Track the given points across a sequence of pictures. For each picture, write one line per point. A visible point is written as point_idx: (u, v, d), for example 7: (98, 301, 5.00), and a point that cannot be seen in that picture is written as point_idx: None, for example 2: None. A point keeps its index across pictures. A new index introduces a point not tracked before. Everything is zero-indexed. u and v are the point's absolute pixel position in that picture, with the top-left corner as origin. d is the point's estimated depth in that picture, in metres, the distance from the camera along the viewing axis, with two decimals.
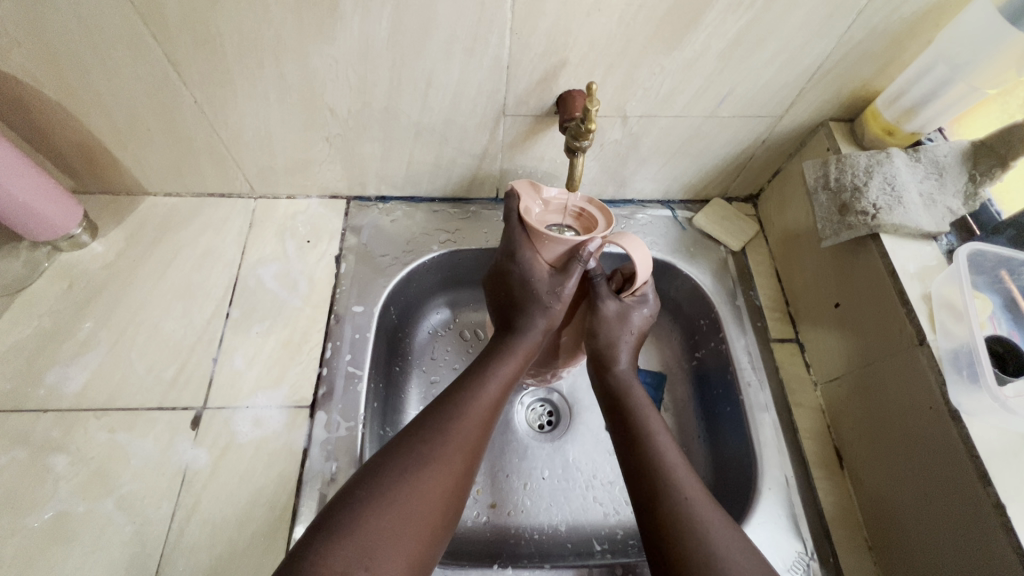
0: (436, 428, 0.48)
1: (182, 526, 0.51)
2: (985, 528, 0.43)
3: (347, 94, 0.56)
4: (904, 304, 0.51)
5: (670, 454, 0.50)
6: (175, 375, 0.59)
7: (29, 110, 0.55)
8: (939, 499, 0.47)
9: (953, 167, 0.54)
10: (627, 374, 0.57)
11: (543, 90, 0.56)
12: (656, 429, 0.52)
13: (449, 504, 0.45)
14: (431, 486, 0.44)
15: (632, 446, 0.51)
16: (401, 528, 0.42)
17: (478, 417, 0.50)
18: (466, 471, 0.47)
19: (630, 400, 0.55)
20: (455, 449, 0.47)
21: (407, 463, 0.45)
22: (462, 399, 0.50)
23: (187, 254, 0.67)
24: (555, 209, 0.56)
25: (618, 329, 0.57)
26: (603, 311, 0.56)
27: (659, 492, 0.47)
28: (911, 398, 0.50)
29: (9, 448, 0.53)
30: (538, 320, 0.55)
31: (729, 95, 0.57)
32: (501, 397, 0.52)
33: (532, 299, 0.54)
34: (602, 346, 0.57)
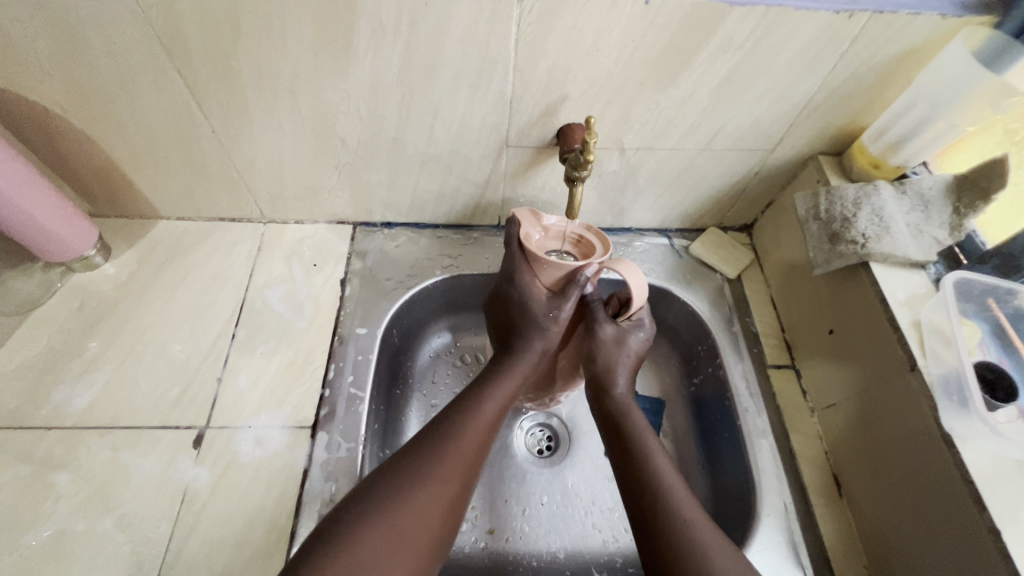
0: (433, 445, 0.48)
1: (180, 546, 0.51)
2: (982, 557, 0.43)
3: (357, 126, 0.58)
4: (895, 331, 0.52)
5: (668, 477, 0.50)
6: (180, 394, 0.60)
7: (52, 137, 0.58)
8: (936, 528, 0.47)
9: (937, 200, 0.56)
10: (626, 399, 0.58)
11: (544, 123, 0.58)
12: (655, 453, 0.52)
13: (447, 521, 0.46)
14: (428, 504, 0.45)
15: (631, 469, 0.51)
16: (400, 543, 0.42)
17: (476, 436, 0.50)
18: (464, 489, 0.48)
19: (628, 423, 0.55)
20: (453, 468, 0.47)
21: (407, 481, 0.45)
22: (460, 418, 0.51)
23: (196, 276, 0.69)
24: (554, 235, 0.59)
25: (616, 351, 0.57)
26: (600, 335, 0.57)
27: (657, 516, 0.47)
28: (905, 424, 0.50)
29: (12, 465, 0.54)
30: (536, 343, 0.56)
31: (722, 129, 0.60)
32: (499, 417, 0.53)
33: (529, 323, 0.56)
34: (601, 369, 0.57)
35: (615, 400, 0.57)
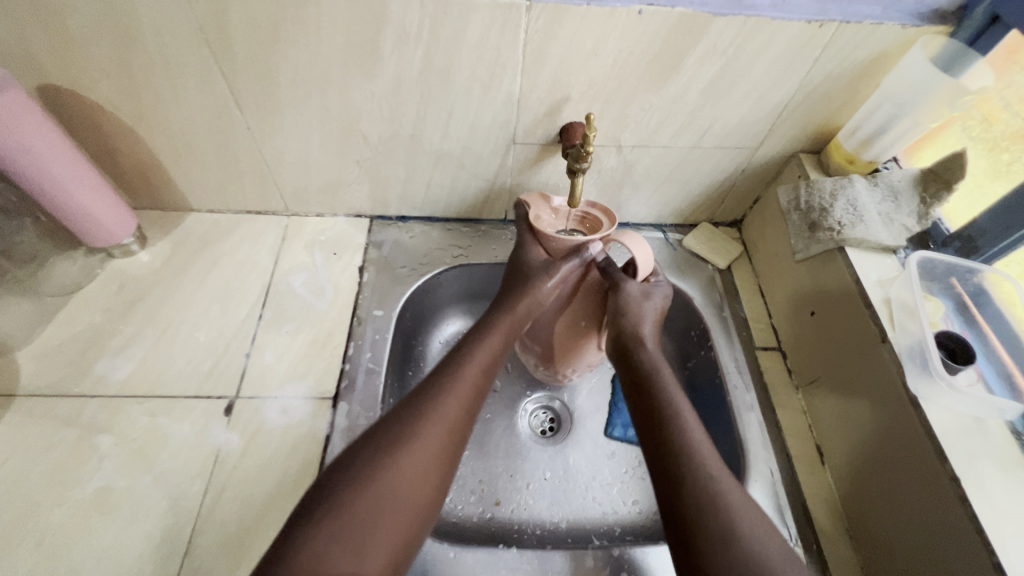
0: (420, 404, 0.50)
1: (213, 502, 0.56)
2: (948, 509, 0.47)
3: (379, 123, 0.64)
4: (867, 306, 0.57)
5: (695, 432, 0.49)
6: (211, 368, 0.65)
7: (102, 132, 0.64)
8: (905, 482, 0.52)
9: (906, 191, 0.62)
10: (655, 356, 0.56)
11: (548, 122, 0.64)
12: (685, 412, 0.51)
13: (434, 477, 0.47)
14: (405, 470, 0.45)
15: (657, 423, 0.50)
16: (387, 507, 0.43)
17: (457, 401, 0.50)
18: (452, 445, 0.49)
19: (658, 380, 0.54)
20: (440, 427, 0.48)
21: (395, 444, 0.46)
22: (448, 378, 0.52)
23: (225, 262, 0.74)
24: (564, 216, 0.64)
25: (641, 307, 0.57)
26: (624, 290, 0.57)
27: (679, 471, 0.46)
28: (878, 389, 0.55)
29: (59, 428, 0.59)
30: (522, 300, 0.58)
31: (710, 128, 0.66)
32: (486, 373, 0.54)
33: (521, 280, 0.59)
34: (629, 326, 0.57)
35: (647, 355, 0.55)
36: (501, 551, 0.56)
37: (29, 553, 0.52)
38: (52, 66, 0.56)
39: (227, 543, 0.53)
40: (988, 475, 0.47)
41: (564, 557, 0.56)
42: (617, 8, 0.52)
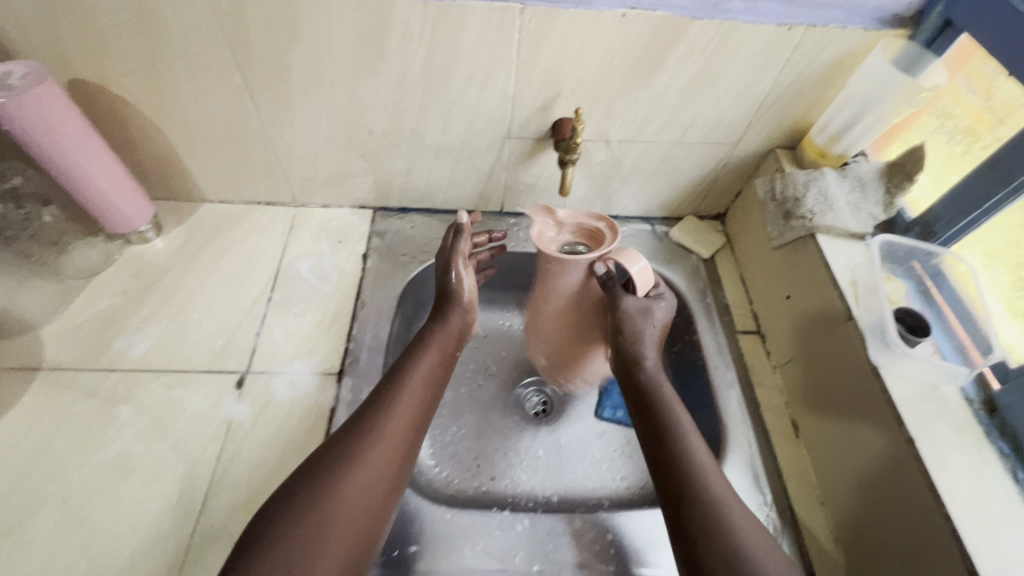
0: (363, 431, 0.51)
1: (226, 466, 0.59)
2: (905, 468, 0.51)
3: (383, 118, 0.69)
4: (835, 287, 0.62)
5: (697, 451, 0.51)
6: (224, 345, 0.69)
7: (124, 125, 0.69)
8: (868, 448, 0.56)
9: (872, 182, 0.67)
10: (655, 371, 0.59)
11: (541, 117, 0.69)
12: (687, 428, 0.54)
13: (374, 503, 0.49)
14: (360, 482, 0.48)
15: (657, 434, 0.53)
16: (329, 536, 0.45)
17: (405, 416, 0.54)
18: (393, 471, 0.51)
19: (655, 397, 0.56)
20: (380, 455, 0.50)
21: (337, 472, 0.48)
22: (390, 397, 0.55)
23: (236, 249, 0.78)
24: (567, 227, 0.63)
25: (639, 324, 0.60)
26: (625, 305, 0.60)
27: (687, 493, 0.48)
28: (845, 364, 0.60)
29: (81, 399, 0.63)
30: (455, 314, 0.64)
31: (692, 124, 0.71)
32: (424, 398, 0.57)
33: (452, 300, 0.65)
34: (627, 342, 0.60)
35: (645, 372, 0.59)
36: (494, 513, 0.60)
37: (55, 511, 0.56)
38: (83, 63, 0.61)
39: (238, 503, 0.57)
40: (941, 437, 0.52)
41: (553, 519, 0.60)
42: (603, 11, 0.58)
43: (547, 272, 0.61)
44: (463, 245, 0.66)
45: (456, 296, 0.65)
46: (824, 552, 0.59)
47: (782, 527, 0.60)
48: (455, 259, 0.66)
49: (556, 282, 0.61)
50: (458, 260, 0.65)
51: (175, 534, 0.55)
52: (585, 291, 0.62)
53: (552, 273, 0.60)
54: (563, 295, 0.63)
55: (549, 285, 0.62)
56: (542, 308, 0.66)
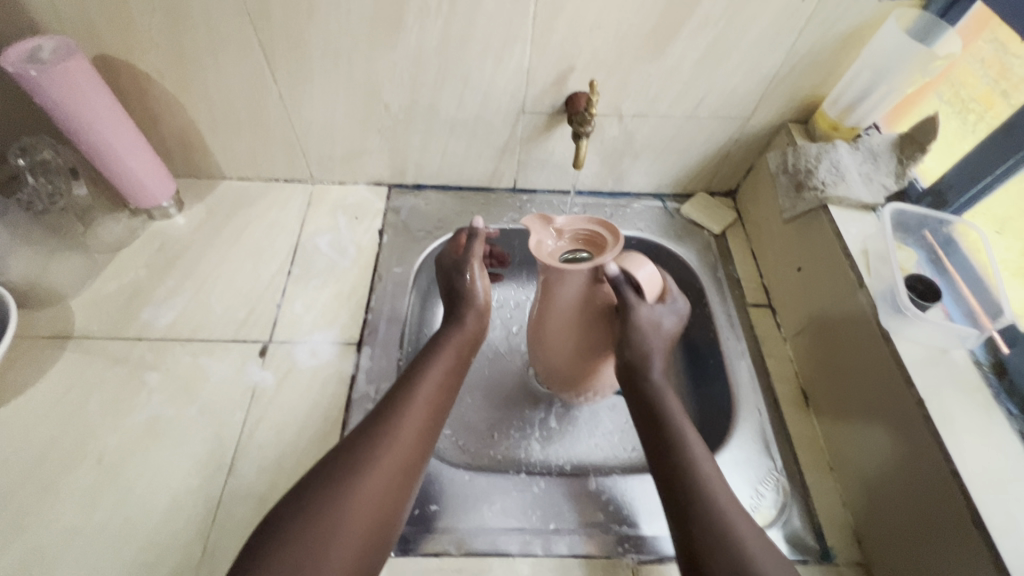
0: (373, 437, 0.51)
1: (252, 430, 0.62)
2: (915, 431, 0.52)
3: (400, 93, 0.70)
4: (847, 257, 0.63)
5: (704, 464, 0.51)
6: (246, 316, 0.71)
7: (149, 101, 0.70)
8: (881, 423, 0.57)
9: (885, 153, 0.67)
10: (660, 381, 0.58)
11: (556, 90, 0.70)
12: (692, 441, 0.53)
13: (387, 504, 0.49)
14: (373, 479, 0.49)
15: (666, 452, 0.52)
16: (343, 534, 0.46)
17: (417, 416, 0.54)
18: (404, 478, 0.51)
19: (660, 403, 0.56)
20: (391, 462, 0.51)
21: (348, 478, 0.48)
22: (405, 395, 0.55)
23: (256, 223, 0.80)
24: (568, 234, 0.60)
25: (647, 334, 0.58)
26: (636, 318, 0.58)
27: (692, 505, 0.48)
28: (856, 332, 0.61)
29: (112, 365, 0.65)
30: (468, 314, 0.64)
31: (705, 97, 0.72)
32: (434, 402, 0.56)
33: (465, 301, 0.65)
34: (634, 352, 0.58)
35: (651, 383, 0.57)
36: (510, 476, 0.61)
37: (90, 469, 0.58)
38: (108, 37, 0.63)
39: (264, 464, 0.59)
40: (951, 398, 0.53)
41: (568, 482, 0.61)
42: None
43: (551, 284, 0.58)
44: (478, 248, 0.67)
45: (473, 299, 0.65)
46: (833, 516, 0.60)
47: (792, 490, 0.62)
48: (471, 262, 0.66)
49: (561, 293, 0.58)
50: (473, 261, 0.66)
51: (204, 493, 0.57)
52: (588, 300, 0.59)
53: (555, 287, 0.58)
54: (566, 310, 0.59)
55: (555, 298, 0.59)
56: (549, 332, 0.62)
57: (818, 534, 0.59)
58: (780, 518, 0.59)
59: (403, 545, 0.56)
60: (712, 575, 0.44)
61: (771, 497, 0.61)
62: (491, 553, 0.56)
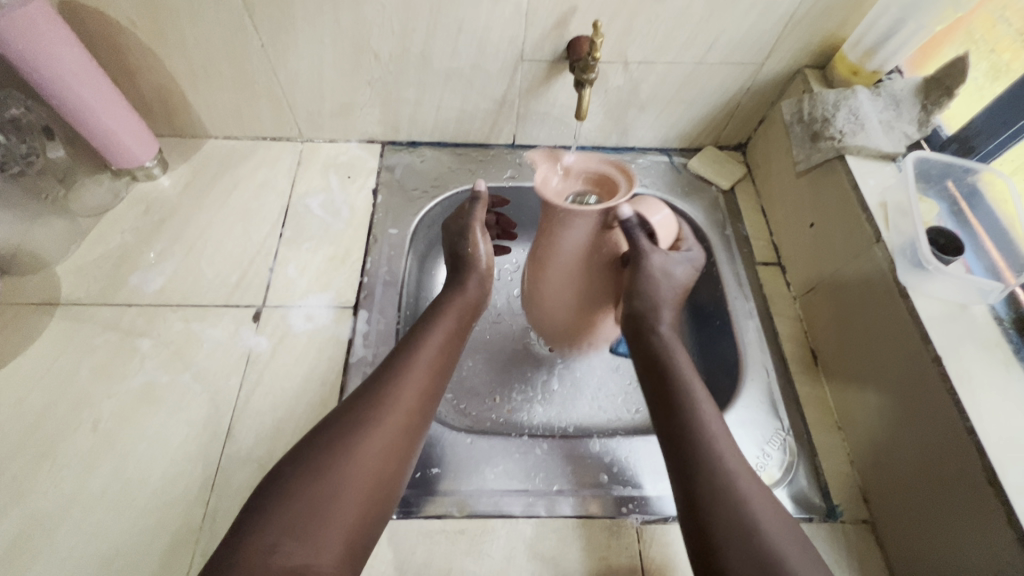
0: (372, 403, 0.50)
1: (249, 395, 0.60)
2: (930, 388, 0.51)
3: (390, 40, 0.66)
4: (864, 210, 0.60)
5: (712, 425, 0.50)
6: (238, 280, 0.68)
7: (123, 53, 0.66)
8: (894, 379, 0.55)
9: (908, 99, 0.63)
10: (669, 337, 0.57)
11: (557, 35, 0.65)
12: (701, 401, 0.51)
13: (388, 465, 0.48)
14: (373, 441, 0.48)
15: (673, 411, 0.51)
16: (342, 495, 0.45)
17: (418, 379, 0.53)
18: (405, 438, 0.50)
19: (670, 363, 0.54)
20: (391, 427, 0.49)
21: (346, 439, 0.47)
22: (404, 358, 0.54)
23: (245, 184, 0.77)
24: (575, 174, 0.58)
25: (658, 287, 0.58)
26: (647, 268, 0.57)
27: (697, 464, 0.47)
28: (869, 290, 0.58)
29: (102, 331, 0.63)
30: (472, 278, 0.63)
31: (716, 41, 0.67)
32: (435, 368, 0.54)
33: (471, 265, 0.64)
34: (644, 305, 0.58)
35: (660, 338, 0.56)
36: (513, 439, 0.60)
37: (86, 437, 0.57)
38: None
39: (262, 430, 0.58)
40: (969, 356, 0.51)
41: (571, 444, 0.60)
42: None
43: (556, 222, 0.55)
44: (480, 213, 0.66)
45: (475, 265, 0.64)
46: (840, 475, 0.60)
47: (799, 450, 0.61)
48: (472, 226, 0.65)
49: (566, 237, 0.55)
50: (475, 226, 0.65)
51: (202, 460, 0.56)
52: (595, 244, 0.57)
53: (561, 227, 0.55)
54: (570, 254, 0.57)
55: (558, 237, 0.56)
56: (547, 275, 0.60)
57: (823, 493, 0.59)
58: (786, 477, 0.59)
59: (405, 508, 0.55)
60: (727, 555, 0.42)
61: (778, 457, 0.60)
62: (494, 515, 0.55)
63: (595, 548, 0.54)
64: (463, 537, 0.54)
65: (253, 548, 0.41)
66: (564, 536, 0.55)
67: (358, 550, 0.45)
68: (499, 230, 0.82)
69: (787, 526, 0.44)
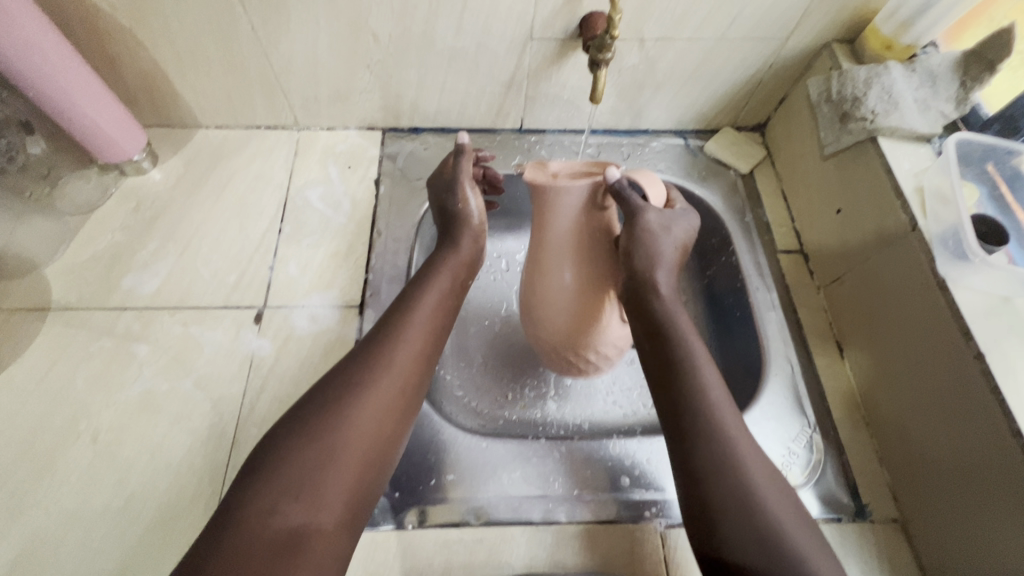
0: (365, 362, 0.47)
1: (254, 401, 0.58)
2: (963, 368, 0.49)
3: (389, 20, 0.61)
4: (899, 197, 0.56)
5: (716, 398, 0.46)
6: (237, 280, 0.65)
7: (101, 38, 0.61)
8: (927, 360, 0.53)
9: (945, 76, 0.59)
10: (671, 301, 0.52)
11: (568, 11, 0.60)
12: (703, 369, 0.47)
13: (382, 431, 0.46)
14: (366, 405, 0.46)
15: (674, 382, 0.47)
16: (335, 461, 0.43)
17: (413, 339, 0.50)
18: (400, 403, 0.48)
19: (671, 328, 0.50)
20: (385, 387, 0.47)
21: (339, 405, 0.45)
22: (398, 320, 0.50)
23: (240, 177, 0.73)
24: (566, 159, 0.52)
25: (656, 245, 0.52)
26: (642, 226, 0.52)
27: (696, 438, 0.44)
28: (903, 279, 0.55)
29: (97, 338, 0.61)
30: (466, 237, 0.58)
31: (739, 15, 0.62)
32: (431, 328, 0.52)
33: (460, 224, 0.58)
34: (642, 266, 0.52)
35: (661, 302, 0.51)
36: (530, 442, 0.58)
37: (85, 449, 0.55)
38: None
39: None
40: (1014, 352, 0.48)
41: (590, 446, 0.58)
42: None
43: (544, 206, 0.51)
44: (468, 166, 0.59)
45: (467, 220, 0.58)
46: (867, 470, 0.58)
47: (826, 448, 0.59)
48: (461, 181, 0.59)
49: (555, 213, 0.51)
50: (465, 181, 0.59)
51: (208, 471, 0.54)
52: (587, 219, 0.51)
53: (550, 205, 0.51)
54: (562, 233, 0.52)
55: (548, 221, 0.52)
56: (545, 267, 0.54)
57: (852, 492, 0.57)
58: (813, 477, 0.57)
59: (420, 517, 0.54)
60: (731, 539, 0.40)
61: (804, 456, 0.58)
62: (514, 522, 0.54)
63: (618, 554, 0.53)
64: (482, 546, 0.53)
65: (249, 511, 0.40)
66: (586, 542, 0.53)
67: (355, 519, 0.44)
68: (485, 184, 0.67)
69: (791, 501, 0.42)
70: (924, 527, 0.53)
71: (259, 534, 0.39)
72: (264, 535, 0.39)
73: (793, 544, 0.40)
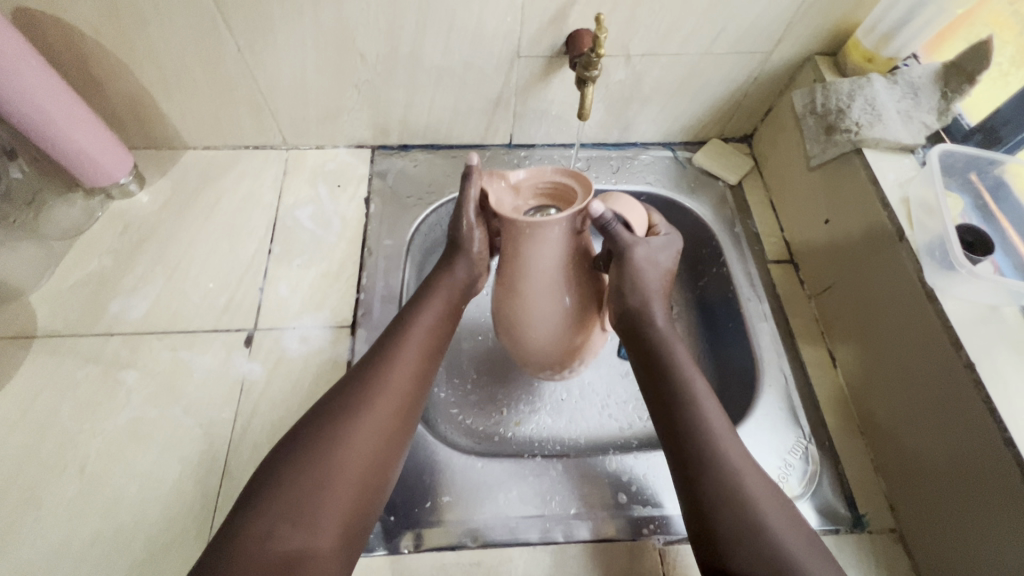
0: (362, 385, 0.47)
1: (246, 425, 0.57)
2: (954, 377, 0.49)
3: (376, 40, 0.61)
4: (885, 208, 0.57)
5: (715, 420, 0.46)
6: (227, 302, 0.65)
7: (84, 59, 0.61)
8: (919, 370, 0.53)
9: (927, 87, 0.60)
10: (666, 329, 0.53)
11: (554, 30, 0.61)
12: (701, 394, 0.48)
13: (380, 456, 0.45)
14: (362, 430, 0.45)
15: (673, 408, 0.48)
16: (333, 486, 0.42)
17: (410, 362, 0.49)
18: (397, 426, 0.47)
19: (666, 356, 0.50)
20: (384, 410, 0.46)
21: (334, 430, 0.44)
22: (395, 342, 0.50)
23: (229, 197, 0.73)
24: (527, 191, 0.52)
25: (646, 278, 0.52)
26: (632, 260, 0.51)
27: (699, 464, 0.45)
28: (893, 290, 0.56)
29: (84, 364, 0.60)
30: (460, 263, 0.56)
31: (723, 31, 0.63)
32: (429, 347, 0.51)
33: (459, 249, 0.56)
34: (636, 302, 0.52)
35: (656, 330, 0.52)
36: (526, 460, 0.58)
37: (72, 480, 0.54)
38: None
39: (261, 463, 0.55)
40: (1004, 361, 0.48)
41: (586, 463, 0.58)
42: None
43: (520, 240, 0.48)
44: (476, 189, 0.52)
45: (466, 246, 0.56)
46: (863, 479, 0.58)
47: (821, 458, 0.59)
48: (464, 204, 0.54)
49: (537, 247, 0.48)
50: (467, 204, 0.53)
51: (198, 498, 0.53)
52: (571, 251, 0.51)
53: (526, 242, 0.48)
54: (541, 269, 0.50)
55: (526, 256, 0.49)
56: (525, 295, 0.52)
57: (849, 502, 0.57)
58: (809, 488, 0.57)
59: (415, 540, 0.53)
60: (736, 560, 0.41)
61: (801, 467, 0.58)
62: (511, 542, 0.53)
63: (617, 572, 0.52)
64: (480, 569, 0.52)
65: (245, 537, 0.39)
66: (583, 561, 0.53)
67: (353, 544, 0.43)
68: None
69: (792, 518, 0.43)
70: (920, 535, 0.53)
71: (256, 562, 0.38)
72: (263, 561, 0.38)
73: (792, 554, 0.41)
